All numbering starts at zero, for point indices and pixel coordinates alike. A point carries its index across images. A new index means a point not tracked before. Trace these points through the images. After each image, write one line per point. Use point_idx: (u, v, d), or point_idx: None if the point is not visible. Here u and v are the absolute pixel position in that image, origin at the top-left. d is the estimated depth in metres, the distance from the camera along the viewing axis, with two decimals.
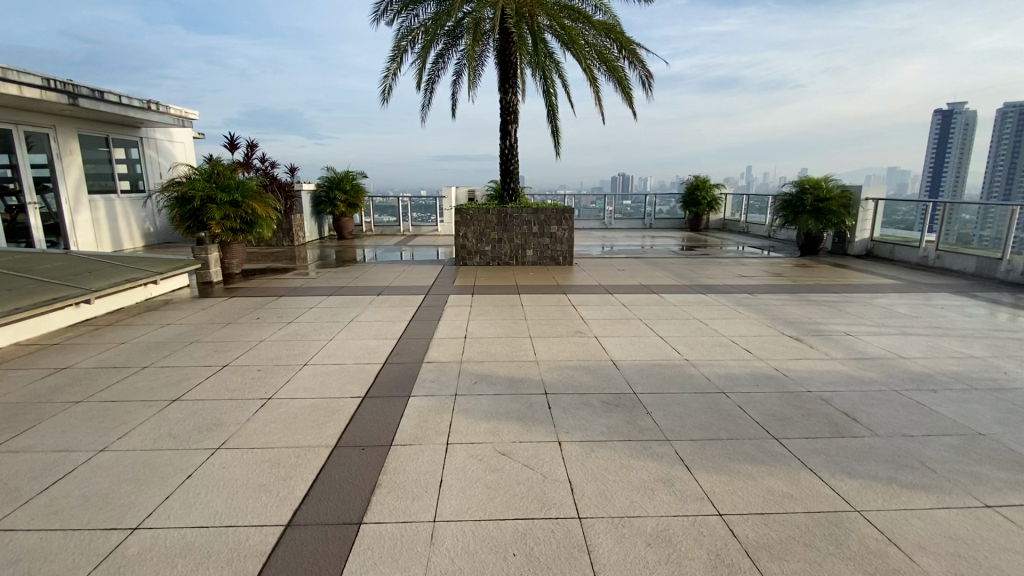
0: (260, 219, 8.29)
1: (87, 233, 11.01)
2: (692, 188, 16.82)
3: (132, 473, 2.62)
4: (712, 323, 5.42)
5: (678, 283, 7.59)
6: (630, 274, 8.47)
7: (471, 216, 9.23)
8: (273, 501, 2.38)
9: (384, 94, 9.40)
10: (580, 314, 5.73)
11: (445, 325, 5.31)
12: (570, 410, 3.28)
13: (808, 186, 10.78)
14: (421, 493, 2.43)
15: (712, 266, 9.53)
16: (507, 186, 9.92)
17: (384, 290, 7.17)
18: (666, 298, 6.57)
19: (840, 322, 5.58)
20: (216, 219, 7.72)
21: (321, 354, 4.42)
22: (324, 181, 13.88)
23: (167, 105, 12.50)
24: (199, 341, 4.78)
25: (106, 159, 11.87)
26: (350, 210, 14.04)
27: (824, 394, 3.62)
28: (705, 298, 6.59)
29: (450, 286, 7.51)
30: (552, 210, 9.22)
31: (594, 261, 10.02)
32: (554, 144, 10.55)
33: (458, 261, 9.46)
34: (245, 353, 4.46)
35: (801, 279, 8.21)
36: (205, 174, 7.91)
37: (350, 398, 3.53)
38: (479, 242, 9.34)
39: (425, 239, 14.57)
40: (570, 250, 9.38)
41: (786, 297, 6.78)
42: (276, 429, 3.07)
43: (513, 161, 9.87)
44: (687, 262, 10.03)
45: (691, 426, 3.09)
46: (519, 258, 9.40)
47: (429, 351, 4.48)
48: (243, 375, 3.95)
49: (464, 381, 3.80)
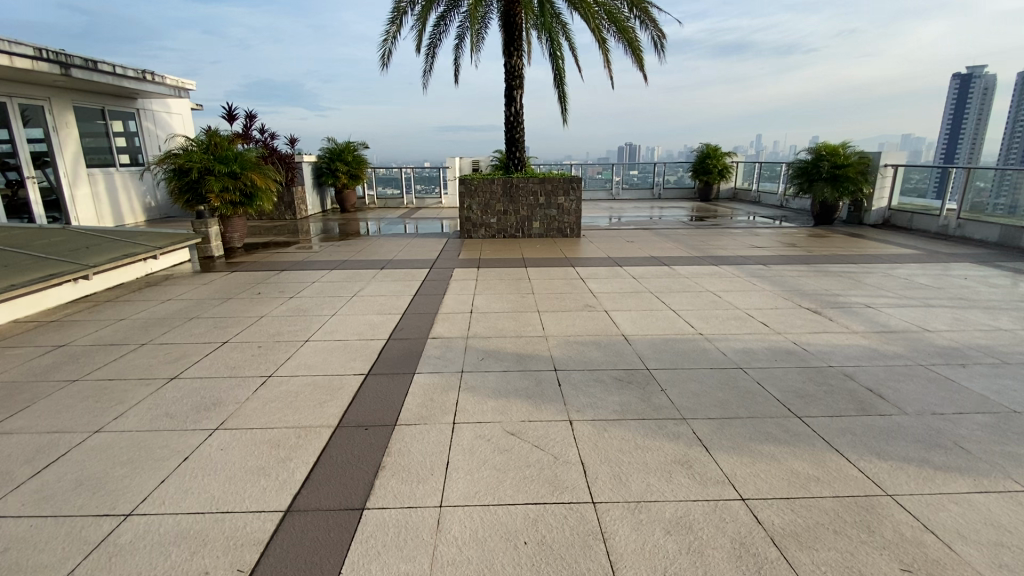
0: (260, 192, 8.10)
1: (87, 208, 10.87)
2: (702, 156, 16.36)
3: (126, 455, 2.52)
4: (726, 295, 5.24)
5: (689, 255, 7.37)
6: (639, 245, 8.24)
7: (475, 187, 8.98)
8: (272, 485, 2.28)
9: (383, 58, 9.01)
10: (589, 287, 5.55)
11: (450, 299, 5.16)
12: (581, 387, 3.14)
13: (825, 152, 10.37)
14: (426, 476, 2.31)
15: (724, 237, 9.26)
16: (513, 156, 9.62)
17: (387, 263, 7.01)
18: (677, 270, 6.37)
19: (859, 294, 5.37)
20: (215, 191, 7.52)
21: (323, 330, 4.29)
22: (324, 152, 13.56)
23: (162, 75, 12.15)
24: (199, 318, 4.66)
25: (103, 132, 11.61)
26: (352, 182, 13.76)
27: (846, 369, 3.46)
28: (717, 270, 6.39)
29: (456, 259, 7.33)
30: (560, 180, 8.95)
31: (601, 232, 9.80)
32: (561, 111, 10.19)
33: (463, 234, 9.25)
34: (246, 329, 4.33)
35: (817, 250, 7.96)
36: (202, 145, 7.69)
37: (353, 375, 3.40)
38: (484, 213, 9.11)
39: (429, 212, 14.33)
40: (577, 221, 9.14)
41: (802, 268, 6.56)
42: (276, 409, 2.95)
43: (518, 129, 9.53)
44: (698, 233, 9.78)
45: (708, 404, 2.95)
46: (525, 230, 9.17)
47: (434, 326, 4.34)
48: (243, 351, 3.84)
49: (471, 357, 3.66)
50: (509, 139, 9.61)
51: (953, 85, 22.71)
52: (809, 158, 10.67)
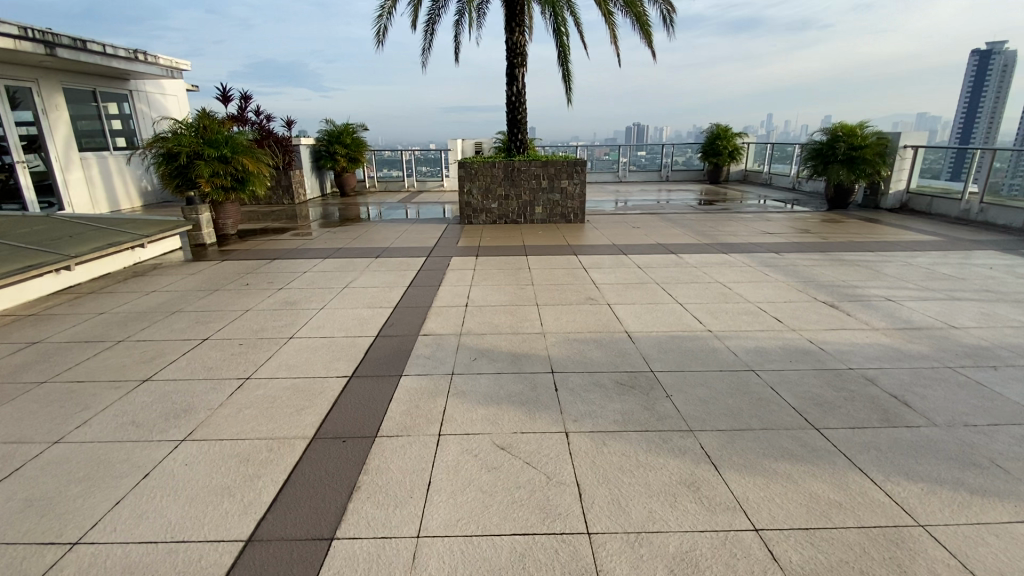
0: (252, 176, 7.84)
1: (81, 193, 10.66)
2: (712, 137, 15.86)
3: (83, 471, 2.32)
4: (737, 287, 4.97)
5: (698, 242, 7.06)
6: (646, 231, 7.93)
7: (476, 171, 8.66)
8: (235, 508, 2.07)
9: (378, 35, 8.63)
10: (592, 278, 5.29)
11: (445, 292, 4.92)
12: (579, 393, 2.91)
13: (842, 133, 9.90)
14: (405, 499, 2.09)
15: (734, 222, 8.93)
16: (515, 138, 9.27)
17: (383, 251, 6.76)
18: (685, 259, 6.07)
19: (878, 285, 5.07)
20: (205, 176, 7.27)
21: (310, 325, 4.07)
22: (323, 135, 13.22)
23: (155, 55, 11.81)
24: (182, 312, 4.46)
25: (95, 114, 11.34)
26: (351, 165, 13.45)
27: (867, 372, 3.20)
28: (727, 259, 6.09)
29: (454, 247, 7.07)
30: (563, 163, 8.61)
31: (606, 217, 9.48)
32: (565, 90, 9.79)
33: (463, 220, 8.97)
34: (229, 325, 4.11)
35: (831, 236, 7.61)
36: (191, 128, 7.42)
37: (336, 378, 3.18)
38: (485, 198, 8.81)
39: (431, 196, 14.02)
40: (581, 206, 8.83)
41: (816, 256, 6.24)
42: (250, 417, 2.74)
43: (520, 109, 9.16)
44: (706, 218, 9.44)
45: (717, 414, 2.71)
46: (527, 215, 8.87)
47: (426, 322, 4.11)
48: (222, 350, 3.62)
49: (462, 357, 3.42)
50: (511, 120, 9.25)
51: (971, 63, 21.94)
52: (824, 139, 10.22)
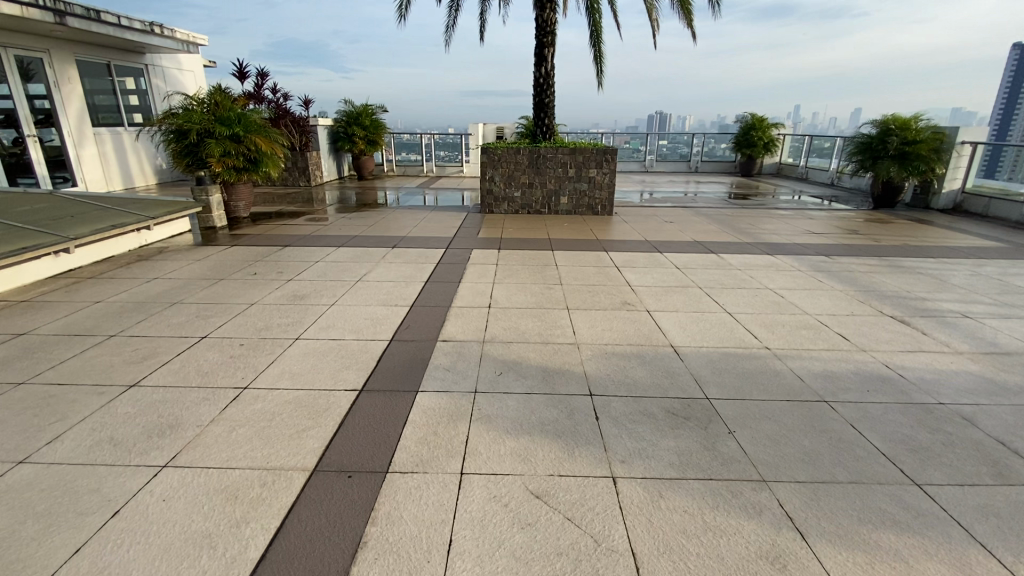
0: (265, 157, 7.45)
1: (95, 169, 10.43)
2: (746, 127, 15.10)
3: (44, 505, 1.97)
4: (790, 295, 4.46)
5: (738, 242, 6.54)
6: (679, 227, 7.41)
7: (499, 158, 8.19)
8: (216, 566, 1.70)
9: (400, 10, 8.15)
10: (626, 279, 4.83)
11: (466, 290, 4.50)
12: (624, 425, 2.48)
13: (894, 126, 9.18)
14: (421, 563, 1.70)
15: (773, 219, 8.34)
16: (541, 123, 8.75)
17: (400, 241, 6.36)
18: (727, 260, 5.57)
19: (949, 298, 4.53)
20: (215, 155, 6.90)
21: (318, 324, 3.69)
22: (341, 115, 12.81)
23: (171, 28, 11.48)
24: (182, 303, 4.12)
25: (110, 88, 11.08)
26: (369, 147, 13.04)
27: (963, 410, 2.70)
28: (773, 262, 5.57)
29: (475, 238, 6.65)
30: (593, 151, 8.09)
31: (636, 210, 8.95)
32: (597, 73, 9.23)
33: (484, 209, 8.53)
34: (230, 321, 3.75)
35: (883, 238, 7.02)
36: (202, 104, 7.06)
37: (344, 391, 2.79)
38: (508, 186, 8.35)
39: (450, 182, 13.58)
40: (610, 197, 8.32)
41: (872, 262, 5.68)
42: (243, 439, 2.37)
43: (548, 92, 8.63)
44: (742, 214, 8.87)
45: (793, 459, 2.26)
46: (552, 205, 8.40)
47: (445, 325, 3.70)
48: (220, 351, 3.26)
49: (487, 370, 3.01)
50: (537, 104, 8.73)
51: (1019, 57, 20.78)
52: (873, 132, 9.51)
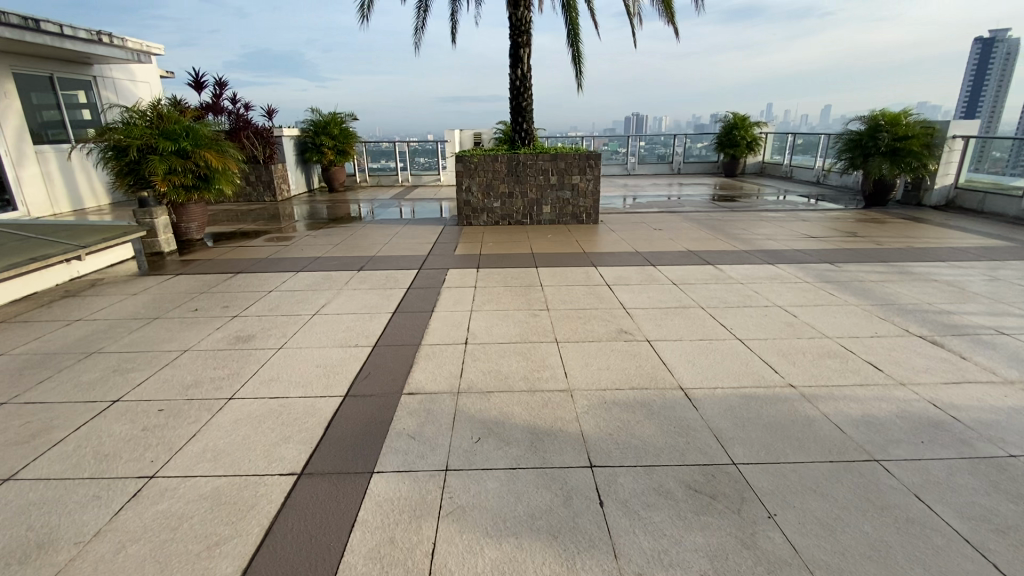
0: (217, 173, 6.75)
1: (38, 192, 9.60)
2: (729, 127, 14.80)
3: None
4: (803, 314, 3.98)
5: (734, 250, 6.08)
6: (670, 235, 6.95)
7: (476, 166, 7.63)
8: None
9: (362, 10, 7.58)
10: (620, 300, 4.31)
11: (439, 321, 3.93)
12: (637, 514, 1.93)
13: (884, 122, 8.86)
14: None
15: (766, 222, 7.93)
16: (519, 127, 8.22)
17: (367, 261, 5.76)
18: (727, 274, 5.09)
19: (975, 309, 4.09)
20: (159, 173, 6.20)
21: (259, 376, 3.08)
22: (308, 125, 12.15)
23: (121, 37, 10.71)
24: (100, 354, 3.46)
25: (54, 103, 10.25)
26: (340, 157, 12.38)
27: None
28: (776, 272, 5.11)
29: (451, 255, 6.07)
30: (575, 156, 7.59)
31: (622, 217, 8.47)
32: (575, 74, 8.75)
33: (461, 221, 7.96)
34: (152, 377, 3.12)
35: (885, 240, 6.63)
36: (144, 118, 6.36)
37: (279, 477, 2.19)
38: (486, 196, 7.80)
39: (426, 191, 13.01)
40: (595, 205, 7.82)
41: (880, 268, 5.26)
42: (132, 565, 1.76)
43: (525, 95, 8.12)
44: (733, 218, 8.45)
45: (859, 559, 1.73)
46: (534, 215, 7.88)
47: (413, 370, 3.11)
48: (131, 422, 2.63)
49: (460, 435, 2.43)
50: (514, 107, 8.20)
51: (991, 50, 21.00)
52: (863, 129, 9.18)
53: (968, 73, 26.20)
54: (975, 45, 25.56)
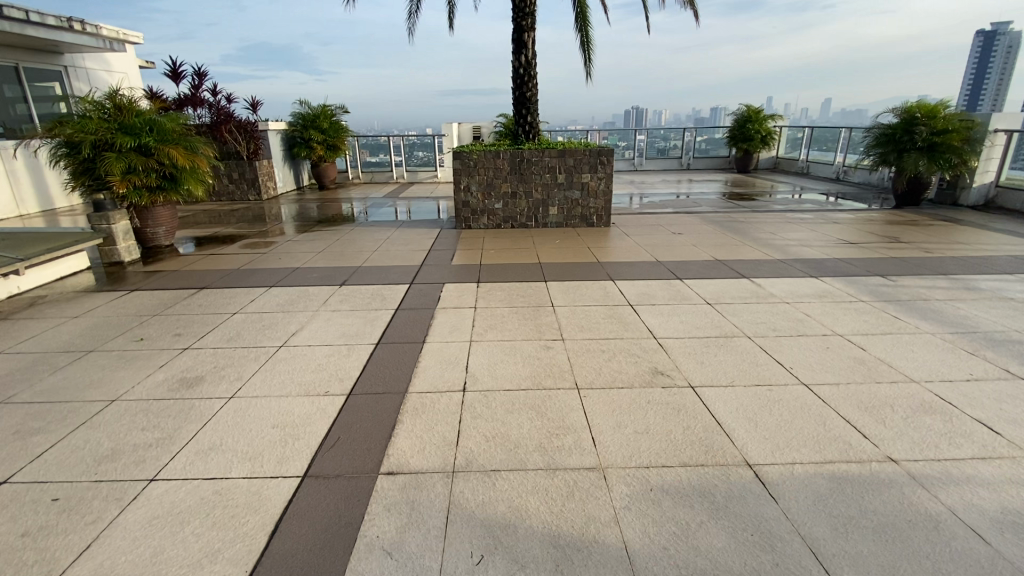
0: (185, 173, 6.01)
1: (3, 192, 8.84)
2: (742, 120, 14.06)
3: None
4: (873, 347, 3.29)
5: (768, 260, 5.38)
6: (692, 240, 6.25)
7: (476, 164, 6.91)
8: None
9: None
10: (649, 326, 3.61)
11: (432, 356, 3.22)
12: None
13: (920, 114, 8.14)
14: None
15: (794, 225, 7.23)
16: (523, 120, 7.49)
17: (352, 273, 5.04)
18: (767, 291, 4.39)
19: None
20: (117, 173, 5.47)
21: (197, 443, 2.38)
22: (296, 118, 11.39)
23: (94, 24, 9.93)
24: (7, 406, 2.76)
25: (20, 95, 9.46)
26: (330, 153, 11.64)
27: None
28: (824, 288, 4.41)
29: (448, 265, 5.37)
30: (585, 152, 6.88)
31: (635, 218, 7.77)
32: (584, 62, 8.00)
33: (459, 224, 7.25)
34: (61, 443, 2.42)
35: (934, 247, 5.93)
36: (100, 110, 5.62)
37: None
38: (487, 197, 7.09)
39: (423, 189, 12.29)
40: (606, 206, 7.11)
41: (941, 282, 4.56)
42: None
43: (529, 85, 7.38)
44: (756, 219, 7.76)
45: None
46: (539, 218, 7.17)
47: (397, 433, 2.42)
48: (11, 522, 1.94)
49: (456, 551, 1.74)
50: (518, 98, 7.46)
51: None
52: (896, 122, 8.45)
53: (973, 66, 26.15)
54: (976, 39, 25.55)
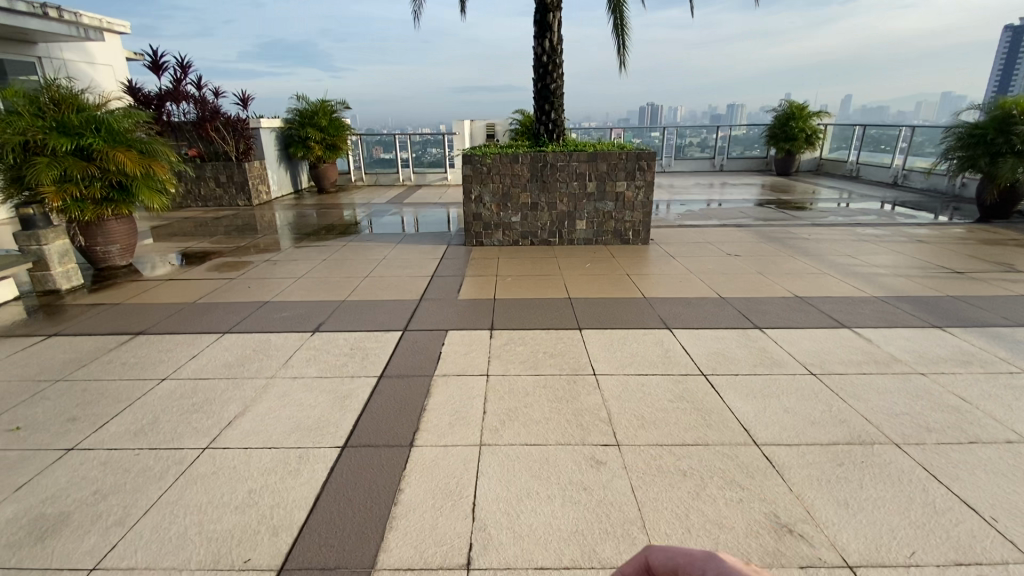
0: (137, 181, 4.97)
1: None
2: (784, 118, 12.75)
3: None
4: None
5: (862, 297, 4.21)
6: (755, 265, 5.10)
7: (489, 170, 5.80)
8: None
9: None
10: (742, 421, 2.48)
11: (423, 476, 2.12)
12: None
13: (1018, 111, 6.89)
14: None
15: (870, 244, 6.03)
16: (545, 118, 6.37)
17: (332, 313, 3.96)
18: (883, 352, 3.22)
19: None
20: (48, 181, 4.45)
21: None
22: (293, 115, 10.39)
23: (72, 12, 9.00)
24: None
25: None
26: (330, 153, 10.62)
27: None
28: (961, 348, 3.24)
29: (455, 299, 4.26)
30: (620, 156, 5.72)
31: (676, 233, 6.61)
32: (617, 50, 6.83)
33: (469, 240, 6.14)
34: None
35: None
36: (32, 104, 4.61)
37: None
38: (502, 208, 5.97)
39: (431, 193, 11.22)
40: (644, 219, 5.95)
41: None
42: None
43: (554, 76, 6.24)
44: (820, 235, 6.57)
45: None
46: (564, 233, 6.05)
47: None
48: None
49: None
50: (540, 92, 6.33)
51: None
52: (984, 120, 7.20)
53: (1000, 61, 22.63)
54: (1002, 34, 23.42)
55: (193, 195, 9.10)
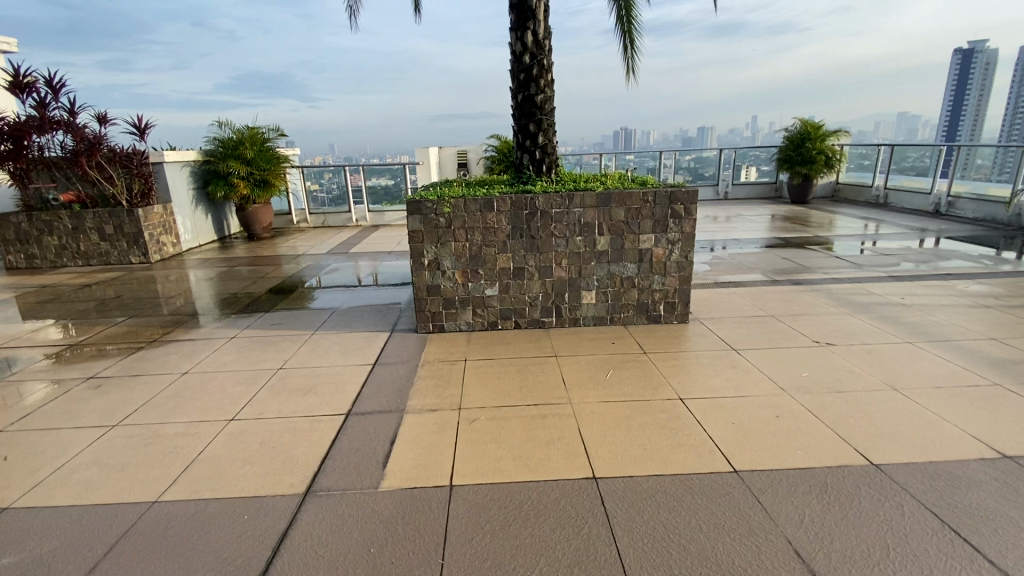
0: None
1: None
2: (797, 139, 11.20)
3: None
4: None
5: None
6: (871, 370, 3.21)
7: (450, 223, 3.86)
8: None
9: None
10: None
11: None
12: None
13: None
14: None
15: (1001, 314, 4.20)
16: (529, 143, 4.49)
17: (106, 557, 1.89)
18: None
19: None
20: None
21: None
22: (214, 145, 8.40)
23: None
24: None
25: None
26: (261, 190, 8.62)
27: None
28: None
29: (375, 485, 2.23)
30: (644, 194, 3.83)
31: (718, 299, 4.72)
32: (623, 52, 5.04)
33: (424, 323, 4.12)
34: None
35: None
36: None
37: None
38: (471, 275, 4.00)
39: (390, 236, 9.25)
40: (678, 286, 4.05)
41: None
42: None
43: (540, 84, 4.38)
44: (917, 297, 4.72)
45: None
46: (564, 310, 4.09)
47: None
48: None
49: None
50: (522, 107, 4.44)
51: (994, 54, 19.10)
52: None
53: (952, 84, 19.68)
54: None
55: (70, 252, 6.96)
